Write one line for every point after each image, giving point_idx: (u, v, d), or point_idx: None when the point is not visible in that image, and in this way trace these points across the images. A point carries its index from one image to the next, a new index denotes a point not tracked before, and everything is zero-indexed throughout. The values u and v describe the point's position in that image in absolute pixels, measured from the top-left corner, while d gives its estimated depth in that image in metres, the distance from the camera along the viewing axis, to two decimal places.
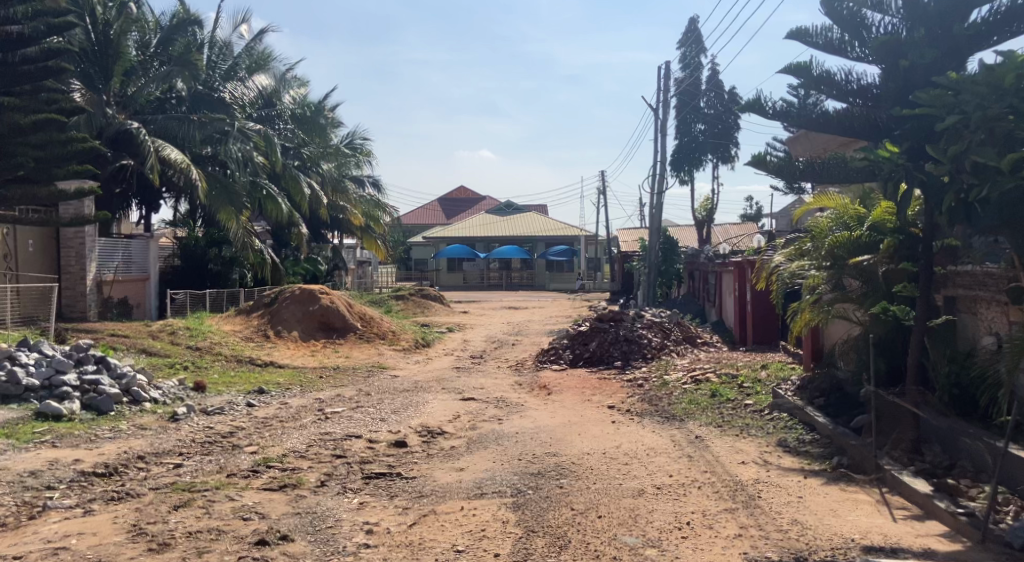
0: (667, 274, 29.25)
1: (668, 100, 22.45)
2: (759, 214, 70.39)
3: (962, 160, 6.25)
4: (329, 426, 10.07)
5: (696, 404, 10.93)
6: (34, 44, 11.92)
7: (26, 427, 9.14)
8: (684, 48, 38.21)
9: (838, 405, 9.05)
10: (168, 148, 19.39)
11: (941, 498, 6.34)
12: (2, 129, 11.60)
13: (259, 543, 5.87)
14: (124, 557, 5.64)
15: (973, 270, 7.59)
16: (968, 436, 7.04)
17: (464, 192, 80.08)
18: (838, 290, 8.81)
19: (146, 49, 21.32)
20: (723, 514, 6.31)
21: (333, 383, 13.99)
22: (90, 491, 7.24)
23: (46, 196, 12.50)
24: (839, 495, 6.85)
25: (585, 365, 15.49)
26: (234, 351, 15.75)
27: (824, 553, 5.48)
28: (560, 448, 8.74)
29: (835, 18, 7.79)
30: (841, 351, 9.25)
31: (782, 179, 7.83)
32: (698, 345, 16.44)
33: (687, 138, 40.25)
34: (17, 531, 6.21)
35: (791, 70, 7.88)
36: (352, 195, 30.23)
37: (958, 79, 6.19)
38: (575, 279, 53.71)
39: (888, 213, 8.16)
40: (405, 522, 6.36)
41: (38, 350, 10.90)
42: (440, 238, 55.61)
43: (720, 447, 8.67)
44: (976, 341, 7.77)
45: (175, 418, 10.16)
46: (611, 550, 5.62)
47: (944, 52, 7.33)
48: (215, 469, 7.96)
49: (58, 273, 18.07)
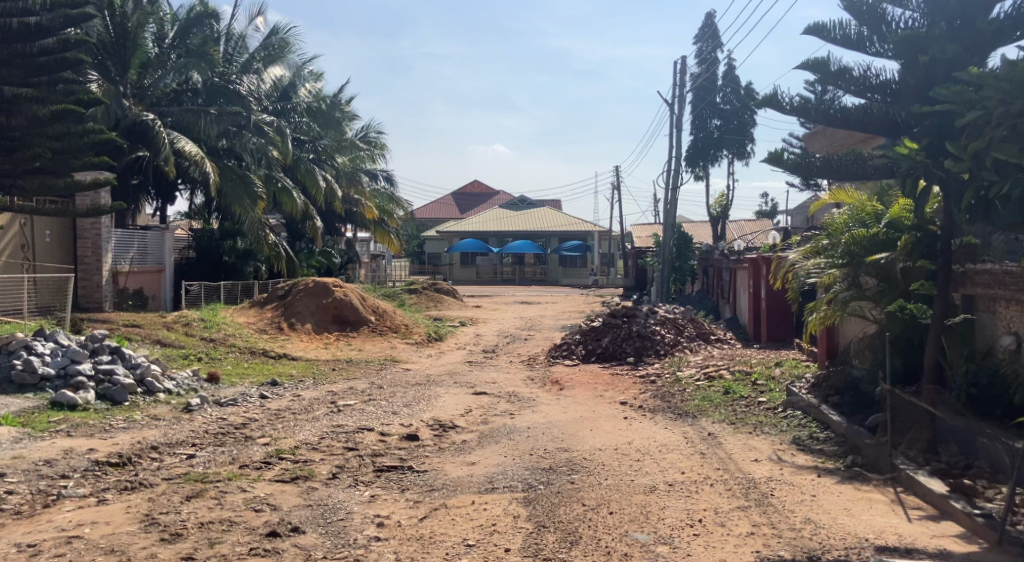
0: (682, 271, 29.11)
1: (685, 96, 22.32)
2: (773, 210, 70.90)
3: (983, 157, 6.08)
4: (342, 418, 10.12)
5: (709, 401, 10.90)
6: (52, 36, 11.91)
7: (42, 416, 9.23)
8: (703, 44, 38.07)
9: (852, 405, 8.95)
10: (183, 140, 19.42)
11: (958, 498, 6.27)
12: (23, 122, 11.70)
13: (270, 535, 5.88)
14: (137, 546, 5.66)
15: (992, 269, 7.52)
16: (985, 437, 6.95)
17: (477, 187, 79.84)
18: (854, 288, 8.69)
19: (163, 42, 21.40)
20: (735, 513, 6.27)
21: (345, 377, 14.03)
22: (104, 480, 7.29)
23: (64, 188, 12.66)
24: (853, 494, 6.79)
25: (598, 361, 15.46)
26: (248, 343, 15.81)
27: (837, 553, 5.43)
28: (571, 444, 8.71)
29: (853, 13, 7.70)
30: (857, 349, 9.18)
31: (799, 175, 7.70)
32: (711, 342, 16.26)
33: (701, 134, 40.03)
34: (31, 520, 6.25)
35: (808, 66, 7.81)
36: (366, 189, 30.33)
37: (979, 74, 6.05)
38: (589, 274, 53.76)
39: (906, 210, 8.20)
40: (416, 515, 6.37)
41: (55, 340, 10.96)
42: (455, 232, 55.48)
43: (732, 444, 8.64)
44: (994, 340, 7.65)
45: (188, 409, 10.21)
46: (623, 546, 5.59)
47: (968, 46, 7.19)
48: (227, 460, 7.99)
49: (74, 264, 18.18)
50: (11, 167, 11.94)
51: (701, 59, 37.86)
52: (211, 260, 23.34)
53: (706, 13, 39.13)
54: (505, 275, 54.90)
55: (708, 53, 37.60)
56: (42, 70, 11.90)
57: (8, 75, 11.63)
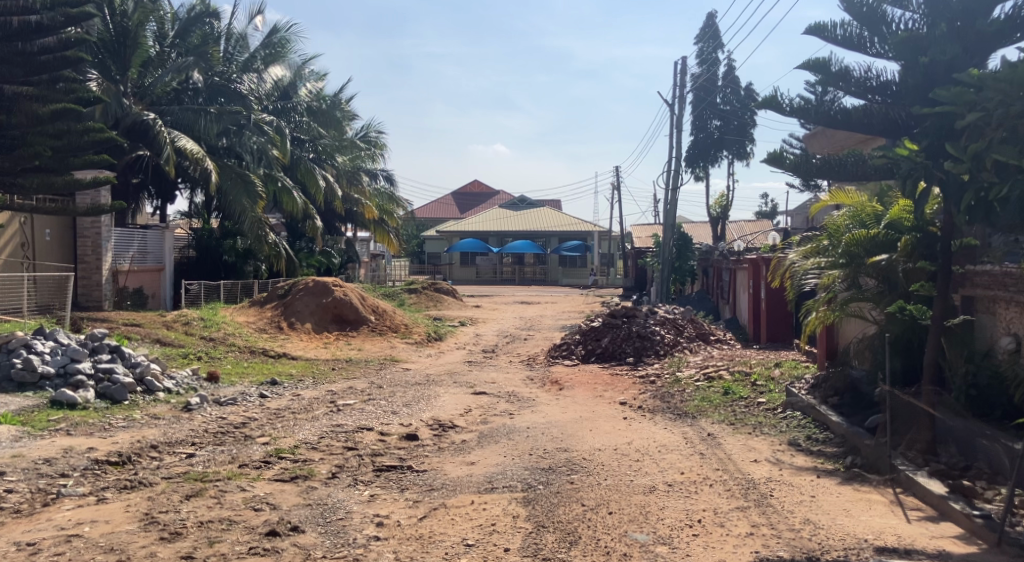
0: (682, 271, 29.03)
1: (684, 96, 22.33)
2: (773, 210, 71.10)
3: (983, 158, 6.07)
4: (342, 418, 10.14)
5: (709, 402, 10.90)
6: (52, 34, 11.91)
7: (41, 414, 9.23)
8: (703, 44, 38.12)
9: (852, 405, 8.94)
10: (184, 139, 19.40)
11: (956, 499, 6.27)
12: (23, 120, 11.68)
13: (270, 534, 5.88)
14: (136, 545, 5.66)
15: (992, 270, 7.53)
16: (985, 438, 6.95)
17: (477, 187, 79.87)
18: (854, 289, 8.69)
19: (163, 40, 21.42)
20: (734, 513, 6.27)
21: (345, 376, 14.03)
22: (103, 479, 7.29)
23: (63, 186, 12.64)
24: (852, 495, 6.79)
25: (597, 361, 15.46)
26: (248, 343, 15.81)
27: (836, 553, 5.43)
28: (571, 444, 8.71)
29: (853, 14, 7.70)
30: (859, 350, 8.92)
31: (798, 176, 7.70)
32: (711, 342, 16.28)
33: (701, 134, 40.04)
34: (31, 519, 6.26)
35: (808, 67, 7.80)
36: (365, 189, 30.31)
37: (979, 76, 6.03)
38: (589, 274, 53.78)
39: (906, 211, 8.19)
40: (417, 514, 6.38)
41: (54, 338, 10.96)
42: (455, 231, 55.45)
43: (732, 444, 8.63)
44: (994, 342, 7.66)
45: (188, 408, 10.21)
46: (622, 547, 5.59)
47: (968, 47, 7.19)
48: (227, 460, 7.98)
49: (74, 263, 18.18)
50: (10, 165, 11.95)
51: (702, 60, 37.91)
52: (211, 259, 23.33)
53: (708, 14, 39.18)
54: (505, 275, 54.90)
55: (709, 54, 37.66)
56: (43, 69, 11.89)
57: (8, 73, 11.62)
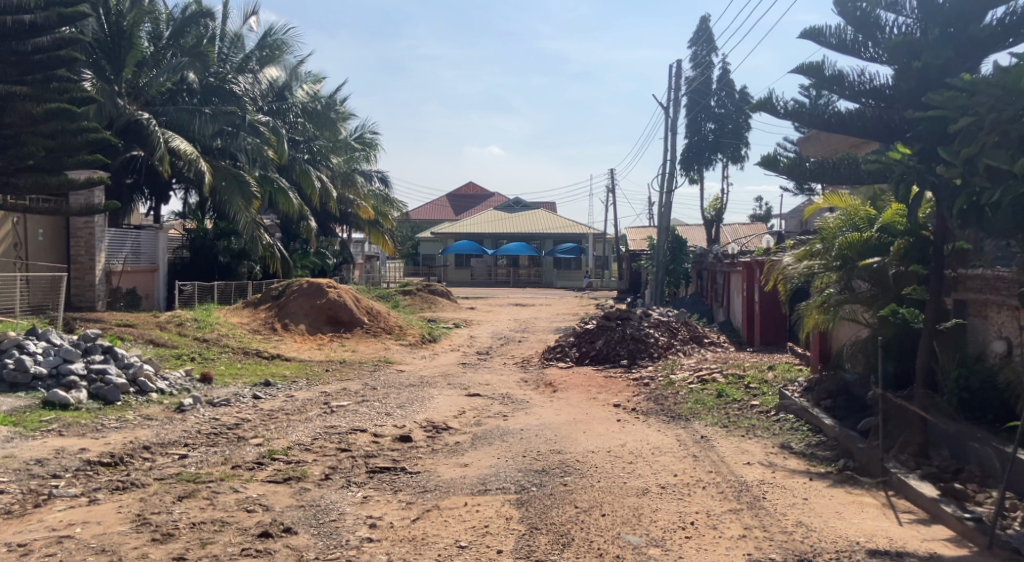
0: (675, 274, 29.19)
1: (679, 99, 22.36)
2: (769, 214, 71.18)
3: (976, 162, 6.08)
4: (336, 419, 10.11)
5: (702, 404, 10.90)
6: (46, 34, 11.87)
7: (33, 415, 9.20)
8: (697, 48, 38.28)
9: (844, 408, 8.99)
10: (178, 139, 19.41)
11: (948, 502, 6.30)
12: (16, 119, 11.64)
13: (262, 535, 5.88)
14: (128, 546, 5.65)
15: (984, 273, 7.56)
16: (976, 442, 7.03)
17: (472, 189, 80.01)
18: (847, 291, 8.70)
19: (158, 41, 21.37)
20: (728, 515, 6.29)
21: (338, 378, 14.00)
22: (95, 480, 7.26)
23: (57, 186, 12.58)
24: (844, 498, 6.81)
25: (590, 363, 15.48)
26: (242, 344, 15.81)
27: (828, 555, 5.46)
28: (564, 446, 8.70)
29: (848, 18, 7.72)
30: (849, 353, 9.02)
31: (792, 178, 7.75)
32: (705, 345, 16.33)
33: (695, 138, 40.12)
34: (22, 519, 6.23)
35: (803, 70, 7.79)
36: (362, 190, 30.40)
37: (971, 81, 6.05)
38: (584, 276, 53.84)
39: (899, 215, 8.16)
40: (408, 516, 6.36)
41: (46, 338, 10.91)
42: (450, 233, 55.48)
43: (725, 447, 8.64)
44: (986, 345, 7.72)
45: (181, 409, 10.19)
46: (614, 549, 5.61)
47: (961, 52, 7.25)
48: (220, 461, 7.97)
49: (68, 263, 18.14)
50: (5, 164, 11.96)
51: (696, 63, 38.02)
52: (204, 260, 23.27)
53: (703, 17, 39.34)
54: (499, 277, 54.91)
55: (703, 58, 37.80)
56: (37, 68, 11.78)
57: (3, 72, 11.57)
